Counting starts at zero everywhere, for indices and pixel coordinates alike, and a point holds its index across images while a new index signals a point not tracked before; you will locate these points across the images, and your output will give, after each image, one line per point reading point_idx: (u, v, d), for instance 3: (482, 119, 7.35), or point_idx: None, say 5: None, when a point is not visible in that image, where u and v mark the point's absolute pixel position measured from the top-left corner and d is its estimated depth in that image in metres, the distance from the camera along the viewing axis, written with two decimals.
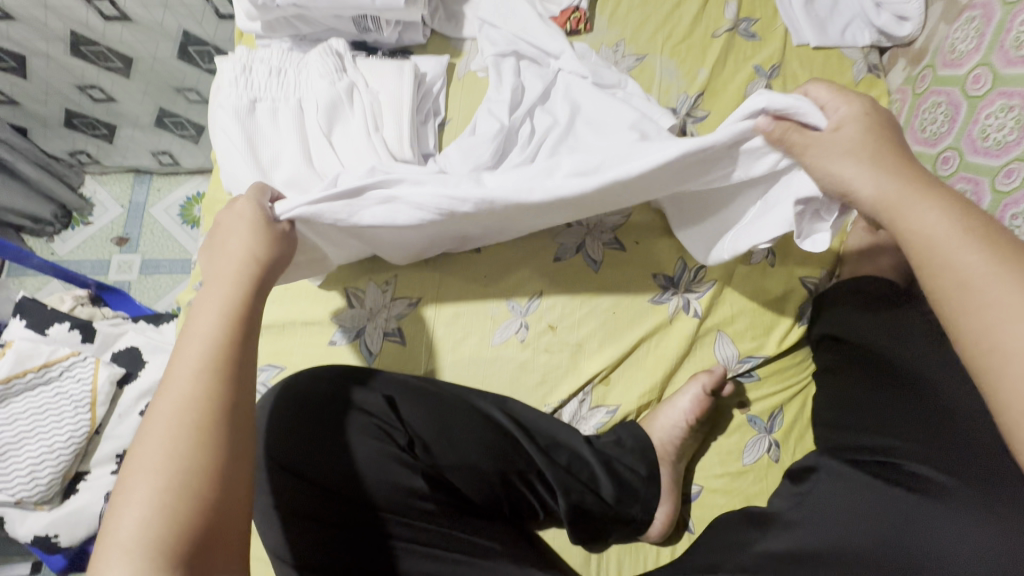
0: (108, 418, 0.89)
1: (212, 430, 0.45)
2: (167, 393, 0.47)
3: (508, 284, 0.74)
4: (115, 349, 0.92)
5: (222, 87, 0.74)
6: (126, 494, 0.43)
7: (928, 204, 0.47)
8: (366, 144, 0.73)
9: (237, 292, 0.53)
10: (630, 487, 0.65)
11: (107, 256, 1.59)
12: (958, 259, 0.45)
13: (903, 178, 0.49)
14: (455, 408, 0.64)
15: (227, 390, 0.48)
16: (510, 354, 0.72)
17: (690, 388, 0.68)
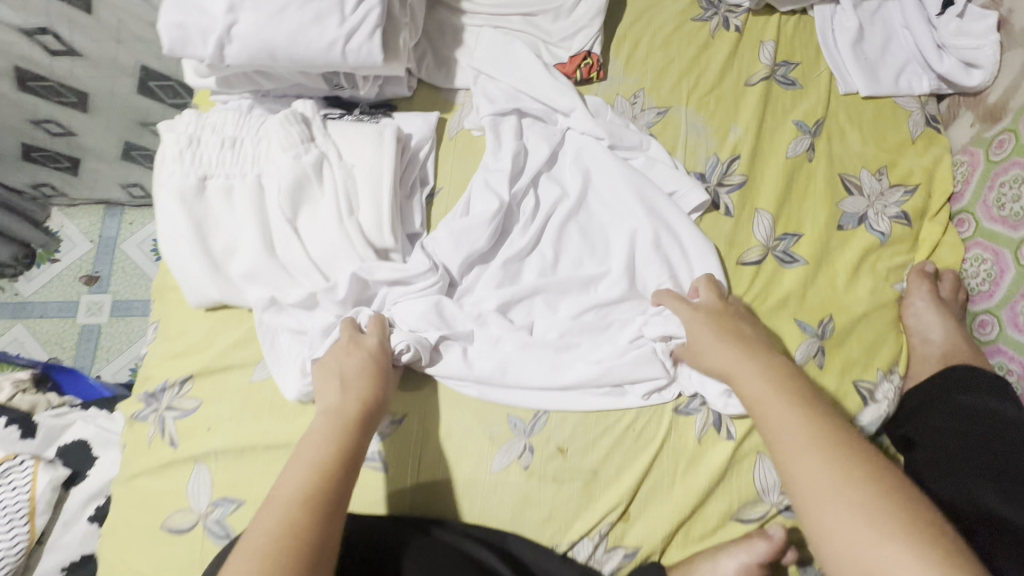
0: (53, 526, 0.78)
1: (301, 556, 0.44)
2: (269, 509, 0.47)
3: (508, 396, 0.63)
4: (60, 444, 0.81)
5: (165, 162, 0.62)
6: None
7: (758, 370, 0.55)
8: (340, 239, 0.62)
9: (349, 426, 0.53)
10: None
11: (75, 297, 1.47)
12: (773, 412, 0.52)
13: (742, 348, 0.57)
14: (444, 558, 0.55)
15: (325, 524, 0.46)
16: (511, 483, 0.60)
17: (741, 551, 0.57)
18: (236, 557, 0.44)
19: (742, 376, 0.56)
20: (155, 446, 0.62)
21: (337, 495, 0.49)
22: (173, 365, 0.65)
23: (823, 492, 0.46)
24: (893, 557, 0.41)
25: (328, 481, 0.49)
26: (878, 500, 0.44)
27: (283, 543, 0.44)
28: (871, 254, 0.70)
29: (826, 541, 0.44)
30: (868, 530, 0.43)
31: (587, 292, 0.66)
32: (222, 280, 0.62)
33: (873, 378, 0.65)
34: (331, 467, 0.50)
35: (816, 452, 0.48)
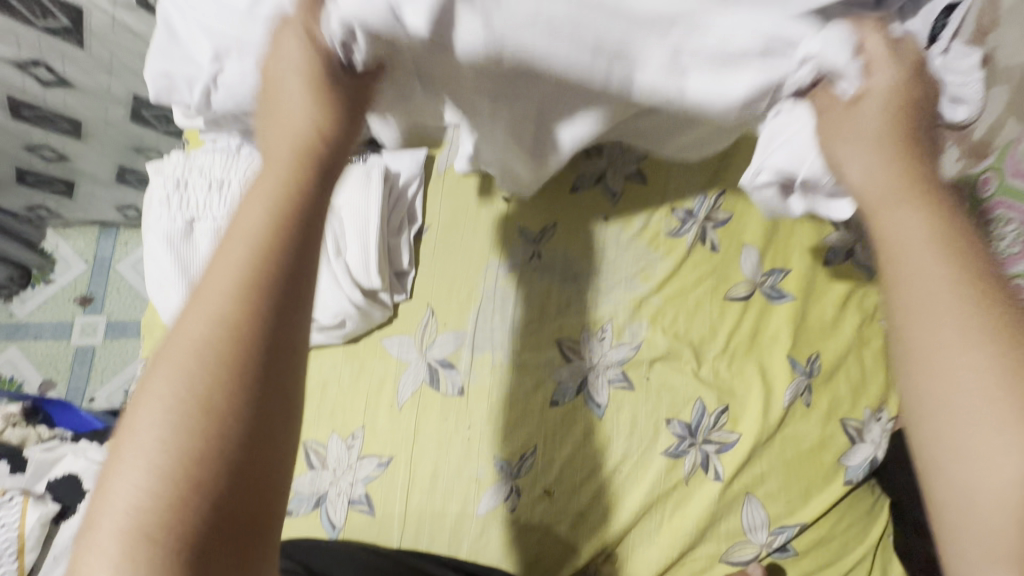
0: (42, 561, 0.78)
1: (203, 421, 0.29)
2: (161, 374, 0.30)
3: (496, 437, 0.63)
4: (50, 478, 0.81)
5: (153, 206, 0.63)
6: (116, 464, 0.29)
7: (922, 213, 0.33)
8: (238, 113, 0.39)
9: (292, 168, 0.36)
10: None
11: (70, 318, 1.47)
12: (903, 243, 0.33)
13: (902, 166, 0.34)
14: None
15: (242, 401, 0.30)
16: (499, 527, 0.60)
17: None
18: (130, 451, 0.29)
19: (897, 219, 0.34)
20: None
21: (265, 373, 0.31)
22: None
23: (935, 287, 0.31)
24: (961, 358, 0.30)
25: (245, 314, 0.31)
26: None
27: (186, 443, 0.29)
28: (859, 290, 0.70)
29: (927, 335, 0.31)
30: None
31: (576, 329, 0.66)
32: None
33: (861, 418, 0.66)
34: (258, 285, 0.32)
35: (999, 373, 0.29)
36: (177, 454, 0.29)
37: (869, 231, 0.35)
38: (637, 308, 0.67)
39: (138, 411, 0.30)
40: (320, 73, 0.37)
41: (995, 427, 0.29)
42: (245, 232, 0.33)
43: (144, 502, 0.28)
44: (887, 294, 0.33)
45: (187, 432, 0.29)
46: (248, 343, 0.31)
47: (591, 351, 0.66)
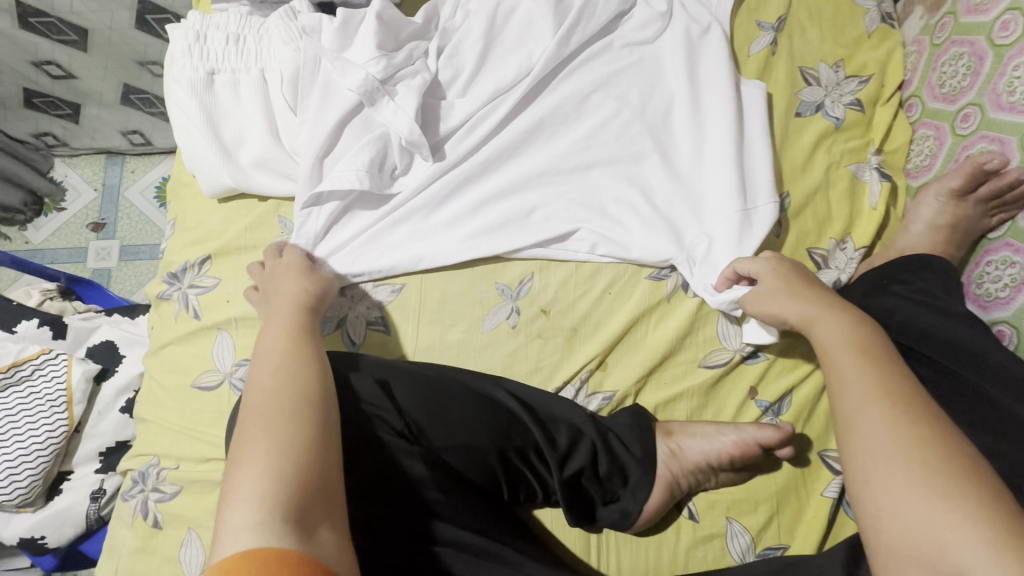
0: (88, 415, 0.86)
1: (277, 435, 0.48)
2: (253, 416, 0.49)
3: (498, 266, 0.70)
4: (90, 344, 0.89)
5: (175, 58, 0.68)
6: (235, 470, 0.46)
7: (839, 321, 0.57)
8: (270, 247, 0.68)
9: (302, 316, 0.60)
10: (625, 470, 0.62)
11: (83, 244, 1.53)
12: (836, 355, 0.55)
13: (823, 301, 0.59)
14: (447, 387, 0.62)
15: (303, 426, 0.49)
16: (501, 340, 0.68)
17: (746, 429, 0.62)
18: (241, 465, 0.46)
19: (823, 326, 0.58)
20: (182, 319, 0.69)
21: (308, 411, 0.50)
22: (192, 250, 0.72)
23: (853, 387, 0.52)
24: (865, 421, 0.50)
25: (297, 383, 0.52)
26: (936, 439, 0.47)
27: (273, 459, 0.46)
28: (828, 138, 0.76)
29: (850, 439, 0.51)
30: (913, 453, 0.46)
31: (565, 175, 0.72)
32: (233, 167, 0.68)
33: (827, 247, 0.73)
34: (297, 364, 0.54)
35: (887, 408, 0.50)
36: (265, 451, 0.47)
37: (812, 333, 0.58)
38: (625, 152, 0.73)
39: (243, 440, 0.48)
40: (305, 265, 0.65)
41: (883, 440, 0.48)
42: (277, 343, 0.57)
43: (255, 484, 0.44)
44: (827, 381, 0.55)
45: (270, 443, 0.47)
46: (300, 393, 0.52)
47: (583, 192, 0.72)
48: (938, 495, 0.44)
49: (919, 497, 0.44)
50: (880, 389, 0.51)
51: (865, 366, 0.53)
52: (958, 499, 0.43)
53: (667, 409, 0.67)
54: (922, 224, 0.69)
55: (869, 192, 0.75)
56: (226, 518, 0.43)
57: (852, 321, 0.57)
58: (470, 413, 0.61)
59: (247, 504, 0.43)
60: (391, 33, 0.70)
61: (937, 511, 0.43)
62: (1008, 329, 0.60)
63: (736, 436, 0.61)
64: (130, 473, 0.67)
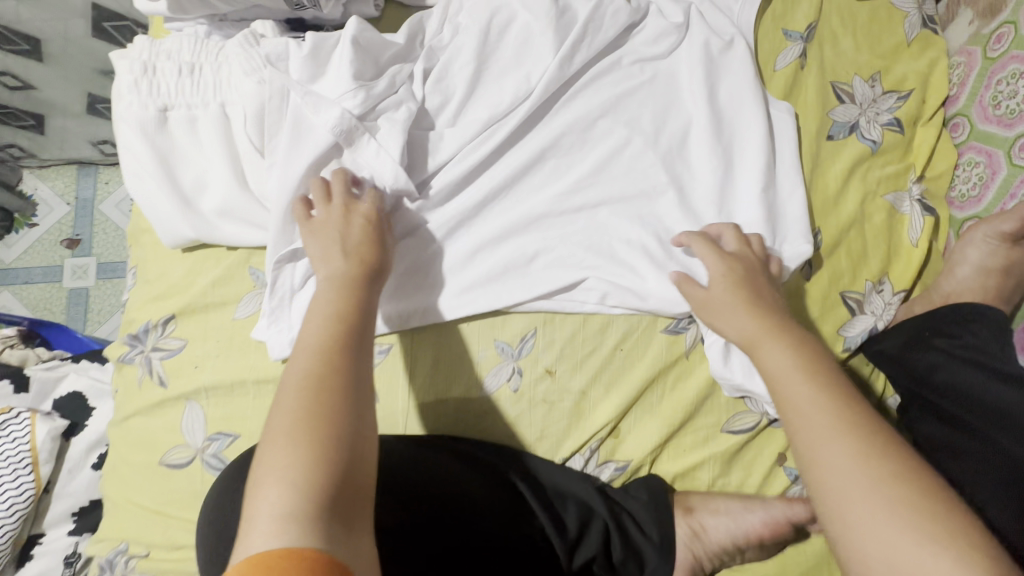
0: (57, 474, 0.80)
1: (316, 419, 0.43)
2: (293, 394, 0.45)
3: (496, 321, 0.63)
4: (56, 397, 0.82)
5: (122, 94, 0.59)
6: (270, 455, 0.42)
7: (780, 345, 0.52)
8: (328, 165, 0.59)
9: (359, 285, 0.53)
10: (639, 552, 0.58)
11: (59, 262, 1.40)
12: (785, 377, 0.50)
13: (763, 321, 0.54)
14: (451, 470, 0.56)
15: (352, 420, 0.44)
16: (502, 406, 0.61)
17: (775, 506, 0.58)
18: (271, 452, 0.42)
19: (767, 349, 0.53)
20: (146, 387, 0.63)
21: (356, 396, 0.46)
22: (154, 307, 0.64)
23: (816, 412, 0.48)
24: (835, 447, 0.46)
25: (339, 364, 0.47)
26: (904, 471, 0.44)
27: (316, 448, 0.42)
28: (863, 164, 0.68)
29: (815, 464, 0.46)
30: (886, 490, 0.43)
31: (572, 216, 0.64)
32: (195, 217, 0.60)
33: (862, 290, 0.65)
34: (342, 343, 0.48)
35: (849, 439, 0.46)
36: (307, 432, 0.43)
37: (756, 356, 0.53)
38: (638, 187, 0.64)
39: (274, 424, 0.44)
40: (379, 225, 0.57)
41: (849, 473, 0.45)
42: (325, 308, 0.51)
43: (295, 471, 0.41)
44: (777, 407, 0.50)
45: (311, 432, 0.43)
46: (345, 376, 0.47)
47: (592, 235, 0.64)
48: (924, 536, 0.41)
49: (900, 535, 0.41)
50: (839, 419, 0.47)
51: (818, 390, 0.49)
52: (940, 537, 0.40)
53: (686, 478, 0.61)
54: (969, 267, 0.62)
55: (908, 225, 0.67)
56: (259, 507, 0.40)
57: (792, 339, 0.53)
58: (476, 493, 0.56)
59: (284, 489, 0.40)
60: (369, 57, 0.61)
61: (923, 549, 0.40)
62: None
63: (765, 516, 0.58)
64: (97, 559, 0.61)
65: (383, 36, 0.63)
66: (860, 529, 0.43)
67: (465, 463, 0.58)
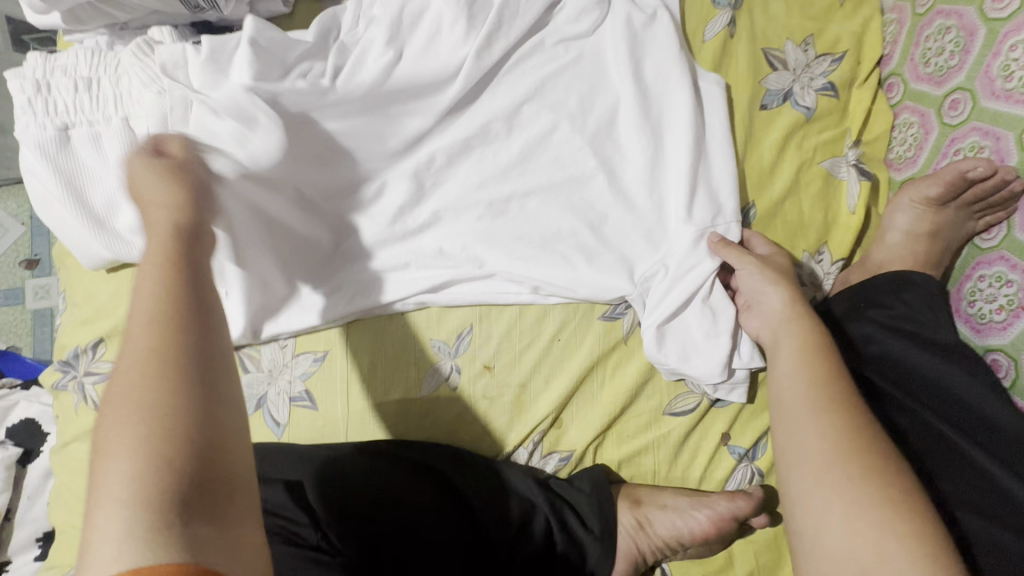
0: (17, 501, 0.79)
1: (156, 409, 0.35)
2: (119, 381, 0.36)
3: (432, 321, 0.62)
4: (8, 424, 0.81)
5: (18, 114, 0.56)
6: (103, 457, 0.34)
7: (795, 329, 0.54)
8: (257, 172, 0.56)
9: (182, 240, 0.43)
10: (581, 544, 0.58)
11: (19, 284, 1.32)
12: (789, 357, 0.52)
13: (795, 304, 0.55)
14: (382, 473, 0.57)
15: (200, 401, 0.36)
16: (442, 406, 0.61)
17: (719, 502, 0.58)
18: (105, 453, 0.34)
19: (783, 335, 0.54)
20: (82, 413, 0.62)
21: (205, 367, 0.38)
22: (84, 332, 0.63)
23: (803, 393, 0.50)
24: (817, 422, 0.48)
25: (177, 329, 0.38)
26: (875, 456, 0.45)
27: (154, 449, 0.34)
28: (797, 132, 0.67)
29: (793, 440, 0.49)
30: (851, 468, 0.45)
31: (501, 207, 0.62)
32: (111, 237, 0.59)
33: (799, 262, 0.64)
34: (168, 308, 0.39)
35: (830, 418, 0.48)
36: (148, 426, 0.34)
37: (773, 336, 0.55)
38: (565, 174, 0.62)
39: (103, 438, 0.35)
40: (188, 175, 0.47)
41: (817, 455, 0.47)
42: (145, 278, 0.40)
43: (132, 490, 0.32)
44: (773, 387, 0.53)
45: (154, 432, 0.34)
46: (185, 348, 0.38)
47: (521, 225, 0.62)
48: (879, 517, 0.43)
49: (858, 507, 0.44)
50: (825, 398, 0.49)
51: (814, 371, 0.50)
52: (890, 517, 0.42)
53: (631, 463, 0.61)
54: (898, 233, 0.60)
55: (845, 192, 0.66)
56: (90, 530, 0.32)
57: (813, 330, 0.54)
58: (431, 509, 0.56)
59: (122, 505, 0.32)
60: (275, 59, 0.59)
61: (871, 526, 0.42)
62: (1005, 358, 0.52)
63: (709, 512, 0.58)
64: None
65: (291, 34, 0.61)
66: (817, 499, 0.45)
67: (403, 463, 0.58)
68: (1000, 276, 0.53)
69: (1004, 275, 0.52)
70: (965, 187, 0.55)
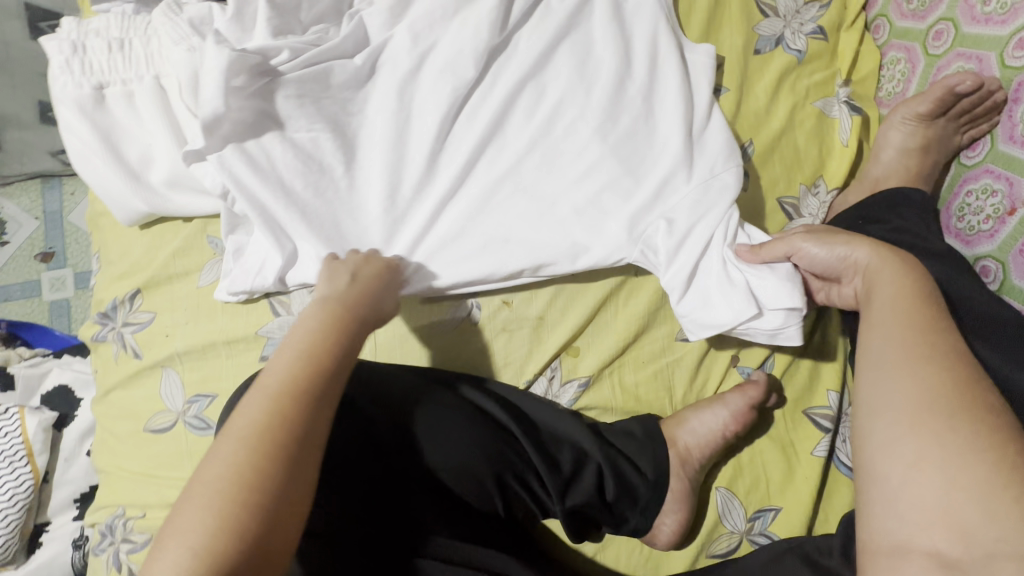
0: (54, 464, 0.82)
1: (256, 464, 0.40)
2: (240, 425, 0.42)
3: None
4: (43, 391, 0.85)
5: (54, 74, 0.60)
6: (195, 484, 0.40)
7: (894, 278, 0.48)
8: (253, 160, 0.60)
9: (338, 328, 0.50)
10: (632, 490, 0.59)
11: (35, 277, 1.28)
12: (879, 309, 0.47)
13: (880, 254, 0.51)
14: (445, 403, 0.57)
15: (287, 478, 0.41)
16: (463, 340, 0.64)
17: (734, 401, 0.61)
18: (197, 477, 0.41)
19: (877, 286, 0.49)
20: (122, 361, 0.65)
21: (303, 446, 0.42)
22: (120, 285, 0.66)
23: (899, 344, 0.43)
24: (919, 371, 0.41)
25: (297, 405, 0.43)
26: (985, 415, 0.38)
27: (234, 495, 0.39)
28: (790, 73, 0.70)
29: (884, 390, 0.42)
30: (956, 422, 0.38)
31: (505, 182, 0.63)
32: (144, 189, 0.62)
33: (797, 194, 0.68)
34: (300, 387, 0.44)
35: (935, 366, 0.41)
36: (241, 470, 0.40)
37: (868, 289, 0.50)
38: (564, 143, 0.64)
39: (204, 466, 0.41)
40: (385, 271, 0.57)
41: (913, 404, 0.40)
42: (295, 346, 0.47)
43: (199, 528, 0.38)
44: (863, 335, 0.47)
45: (243, 480, 0.40)
46: (294, 425, 0.43)
47: (528, 196, 0.63)
48: (981, 482, 0.35)
49: (963, 467, 0.36)
50: (925, 346, 0.42)
51: (914, 322, 0.44)
52: (1000, 480, 0.35)
53: (646, 389, 0.64)
54: (892, 150, 0.63)
55: (837, 128, 0.70)
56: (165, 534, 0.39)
57: (914, 279, 0.48)
58: (488, 448, 0.56)
59: (191, 533, 0.38)
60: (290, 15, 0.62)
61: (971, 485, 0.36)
62: (993, 263, 0.55)
63: (733, 414, 0.60)
64: (96, 527, 0.64)
65: None
66: (901, 452, 0.39)
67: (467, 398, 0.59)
68: (987, 188, 0.57)
69: (991, 186, 0.56)
70: (953, 102, 0.58)
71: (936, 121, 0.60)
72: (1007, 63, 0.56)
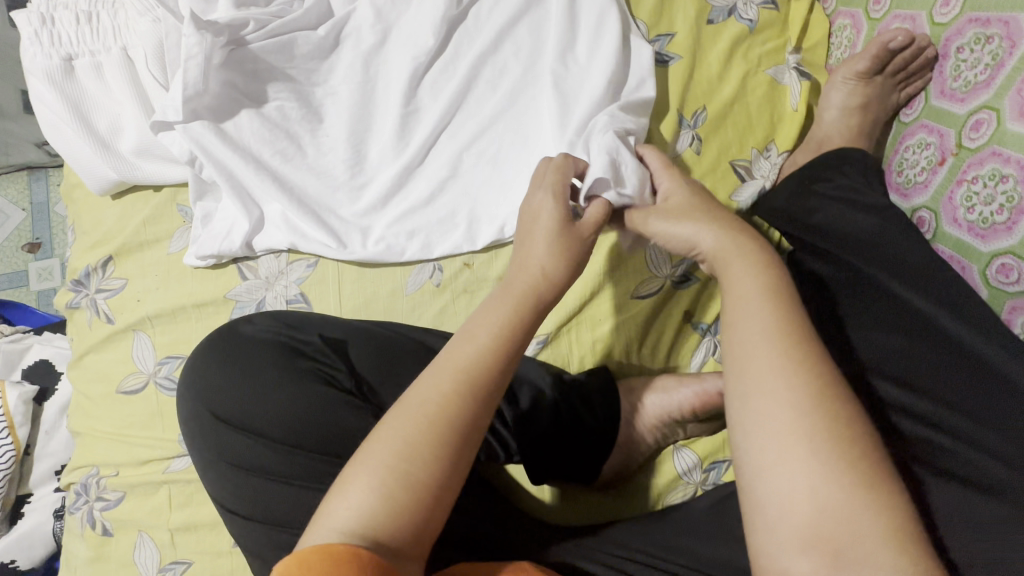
0: (35, 437, 0.84)
1: (438, 447, 0.40)
2: (421, 402, 0.41)
3: None
4: (24, 366, 0.87)
5: (25, 47, 0.63)
6: (369, 451, 0.40)
7: (747, 268, 0.43)
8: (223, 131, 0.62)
9: (531, 312, 0.45)
10: (587, 433, 0.61)
11: (21, 267, 1.30)
12: (742, 308, 0.41)
13: (730, 233, 0.46)
14: (399, 345, 0.57)
15: (451, 468, 0.40)
16: (425, 301, 0.66)
17: (708, 382, 0.61)
18: (369, 448, 0.40)
19: (731, 273, 0.44)
20: (96, 326, 0.67)
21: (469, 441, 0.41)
22: (93, 253, 0.68)
23: (763, 348, 0.38)
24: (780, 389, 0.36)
25: (474, 394, 0.42)
26: (845, 431, 0.34)
27: (396, 480, 0.39)
28: (743, 41, 0.72)
29: (753, 411, 0.36)
30: (819, 446, 0.34)
31: (467, 148, 0.65)
32: (114, 158, 0.64)
33: (749, 157, 0.70)
34: (490, 376, 0.43)
35: (802, 380, 0.36)
36: (414, 451, 0.40)
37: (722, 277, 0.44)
38: (522, 107, 0.66)
39: (380, 436, 0.41)
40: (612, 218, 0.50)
41: (781, 426, 0.35)
42: (506, 318, 0.45)
43: (372, 499, 0.38)
44: (723, 338, 0.41)
45: (417, 463, 0.40)
46: (467, 419, 0.41)
47: (486, 160, 0.65)
48: (846, 505, 0.32)
49: (832, 491, 0.32)
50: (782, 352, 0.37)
51: (777, 321, 0.39)
52: (863, 507, 0.32)
53: (603, 346, 0.67)
54: (835, 111, 0.65)
55: (788, 94, 0.72)
56: (337, 494, 0.39)
57: (767, 266, 0.43)
58: None
59: (365, 497, 0.38)
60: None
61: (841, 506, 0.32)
62: (928, 214, 0.57)
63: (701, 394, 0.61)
64: (73, 486, 0.66)
65: None
66: (780, 485, 0.34)
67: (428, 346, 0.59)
68: (922, 142, 0.59)
69: (925, 140, 0.58)
70: (888, 59, 0.61)
71: (875, 79, 0.62)
72: (936, 21, 0.58)
